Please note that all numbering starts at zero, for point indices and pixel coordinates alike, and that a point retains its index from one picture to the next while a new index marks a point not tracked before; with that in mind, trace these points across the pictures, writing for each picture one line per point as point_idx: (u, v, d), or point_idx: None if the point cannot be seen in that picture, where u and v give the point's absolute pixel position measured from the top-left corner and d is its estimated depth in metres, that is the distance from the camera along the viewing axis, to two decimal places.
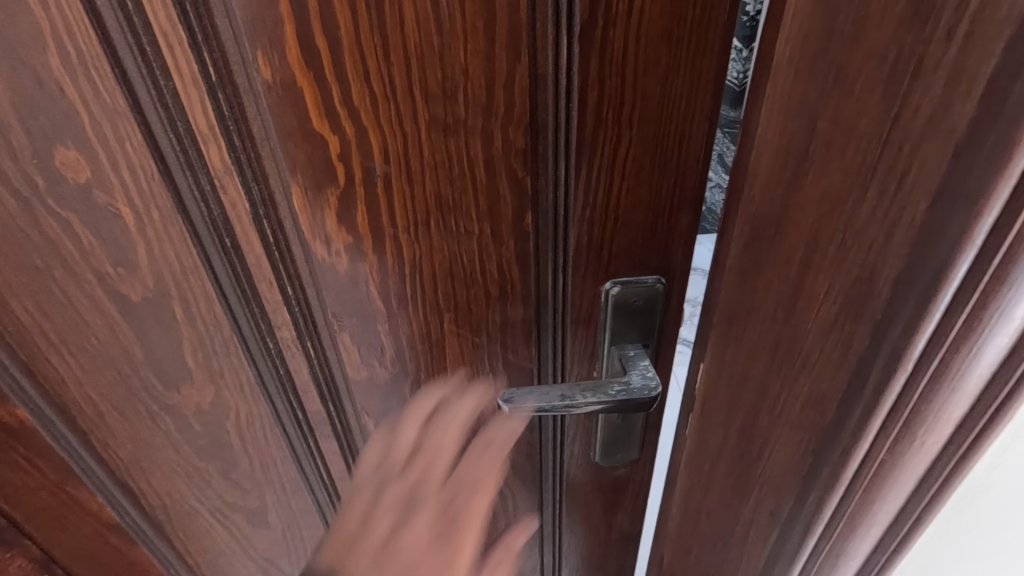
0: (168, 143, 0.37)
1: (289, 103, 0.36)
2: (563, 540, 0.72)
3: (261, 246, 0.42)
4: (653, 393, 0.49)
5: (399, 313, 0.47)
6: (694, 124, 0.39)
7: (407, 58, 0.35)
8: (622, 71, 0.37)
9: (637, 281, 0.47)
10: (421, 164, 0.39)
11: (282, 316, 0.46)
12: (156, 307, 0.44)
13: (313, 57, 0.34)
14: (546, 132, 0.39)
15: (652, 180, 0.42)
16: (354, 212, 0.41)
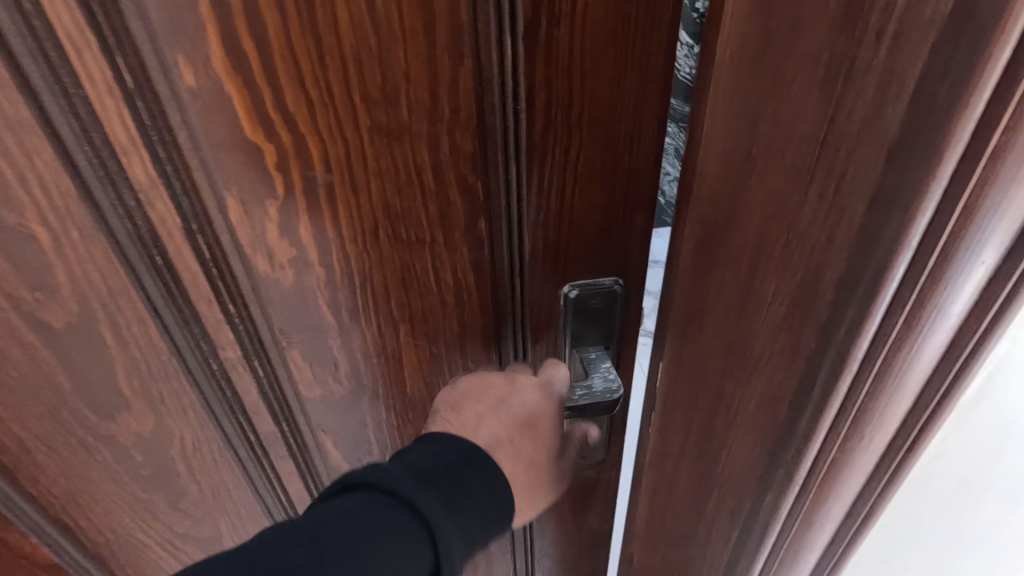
0: (83, 156, 0.34)
1: (217, 111, 0.34)
2: (534, 543, 0.72)
3: (196, 262, 0.39)
4: (614, 397, 0.49)
5: (351, 327, 0.45)
6: (643, 125, 0.39)
7: (344, 62, 0.33)
8: (569, 72, 0.36)
9: (594, 283, 0.46)
10: (366, 172, 0.37)
11: (225, 335, 0.44)
12: (82, 332, 0.41)
13: (241, 62, 0.32)
14: (495, 137, 0.38)
15: (605, 182, 0.41)
16: (297, 224, 0.39)
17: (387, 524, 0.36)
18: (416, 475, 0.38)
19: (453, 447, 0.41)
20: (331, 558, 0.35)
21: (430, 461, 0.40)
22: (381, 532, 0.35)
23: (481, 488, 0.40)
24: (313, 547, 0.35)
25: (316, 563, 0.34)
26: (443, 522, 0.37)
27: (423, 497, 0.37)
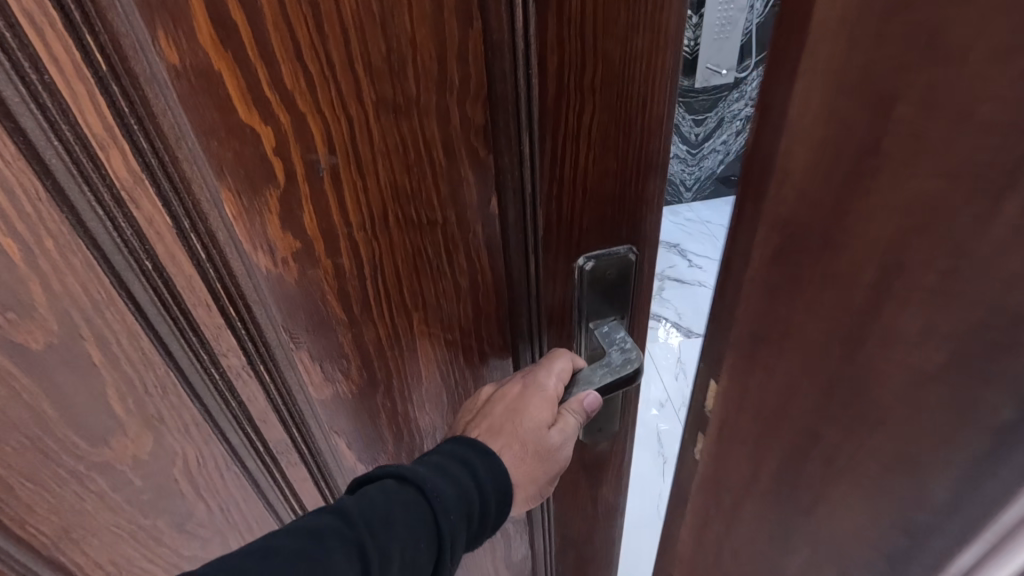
0: (53, 154, 0.29)
1: (205, 93, 0.30)
2: (551, 521, 0.72)
3: (190, 264, 0.36)
4: (636, 367, 0.47)
5: (362, 322, 0.43)
6: (655, 85, 0.38)
7: (344, 30, 0.30)
8: (582, 32, 0.34)
9: (609, 254, 0.46)
10: (373, 152, 0.35)
11: (226, 341, 0.41)
12: (66, 352, 0.37)
13: (229, 34, 0.29)
14: (508, 105, 0.36)
15: (618, 147, 0.40)
16: (300, 214, 0.36)
17: (402, 499, 0.41)
18: (439, 472, 0.43)
19: (477, 450, 0.45)
20: (358, 524, 0.39)
21: (438, 454, 0.45)
22: (396, 504, 0.41)
23: (485, 476, 0.44)
24: (342, 517, 0.40)
25: (348, 527, 0.39)
26: (450, 501, 0.42)
27: (443, 493, 0.42)
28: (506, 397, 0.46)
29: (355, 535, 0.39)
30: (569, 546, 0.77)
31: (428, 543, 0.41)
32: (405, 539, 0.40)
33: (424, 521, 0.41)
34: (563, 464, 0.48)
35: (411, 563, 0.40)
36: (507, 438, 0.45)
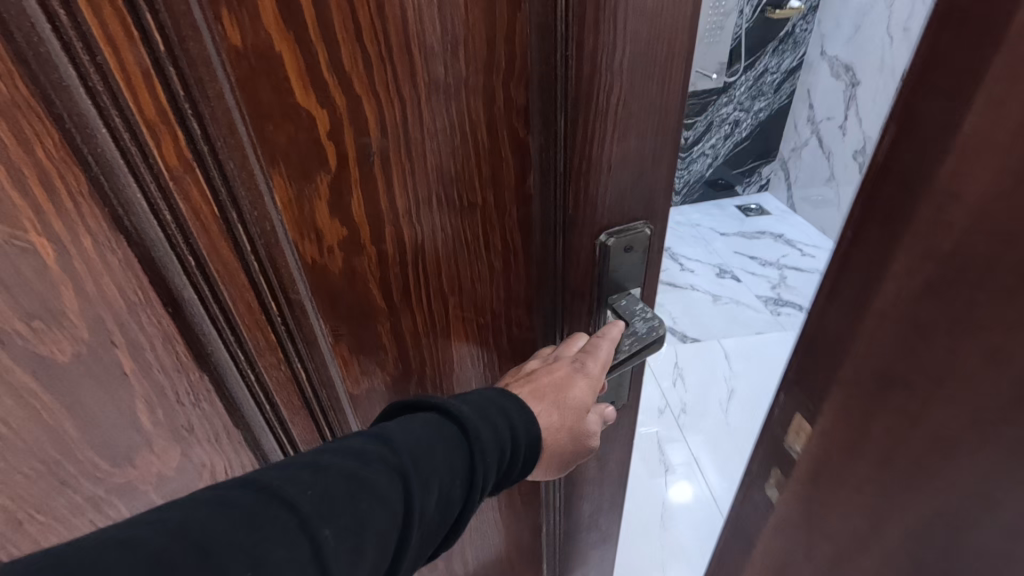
0: (105, 144, 0.28)
1: (264, 77, 0.30)
2: (561, 503, 0.71)
3: (234, 257, 0.35)
4: (661, 335, 0.47)
5: (401, 309, 0.43)
6: (678, 68, 0.38)
7: (404, 10, 0.30)
8: (615, 13, 0.34)
9: (626, 228, 0.44)
10: (423, 135, 0.35)
11: (263, 337, 0.40)
12: (95, 364, 0.33)
13: (293, 16, 0.28)
14: (548, 87, 0.36)
15: (641, 127, 0.40)
16: (349, 200, 0.36)
17: (445, 437, 0.35)
18: (477, 410, 0.38)
19: (510, 395, 0.40)
20: (402, 452, 0.33)
21: (479, 396, 0.39)
22: (439, 441, 0.35)
23: (521, 430, 0.39)
24: (384, 444, 0.33)
25: (392, 454, 0.33)
26: (489, 445, 0.37)
27: (482, 434, 0.36)
28: (554, 375, 0.44)
29: (400, 463, 0.33)
30: (576, 529, 0.77)
31: (461, 492, 0.35)
32: (442, 477, 0.34)
33: (460, 463, 0.35)
34: (586, 451, 0.46)
35: (439, 512, 0.34)
36: (547, 407, 0.42)
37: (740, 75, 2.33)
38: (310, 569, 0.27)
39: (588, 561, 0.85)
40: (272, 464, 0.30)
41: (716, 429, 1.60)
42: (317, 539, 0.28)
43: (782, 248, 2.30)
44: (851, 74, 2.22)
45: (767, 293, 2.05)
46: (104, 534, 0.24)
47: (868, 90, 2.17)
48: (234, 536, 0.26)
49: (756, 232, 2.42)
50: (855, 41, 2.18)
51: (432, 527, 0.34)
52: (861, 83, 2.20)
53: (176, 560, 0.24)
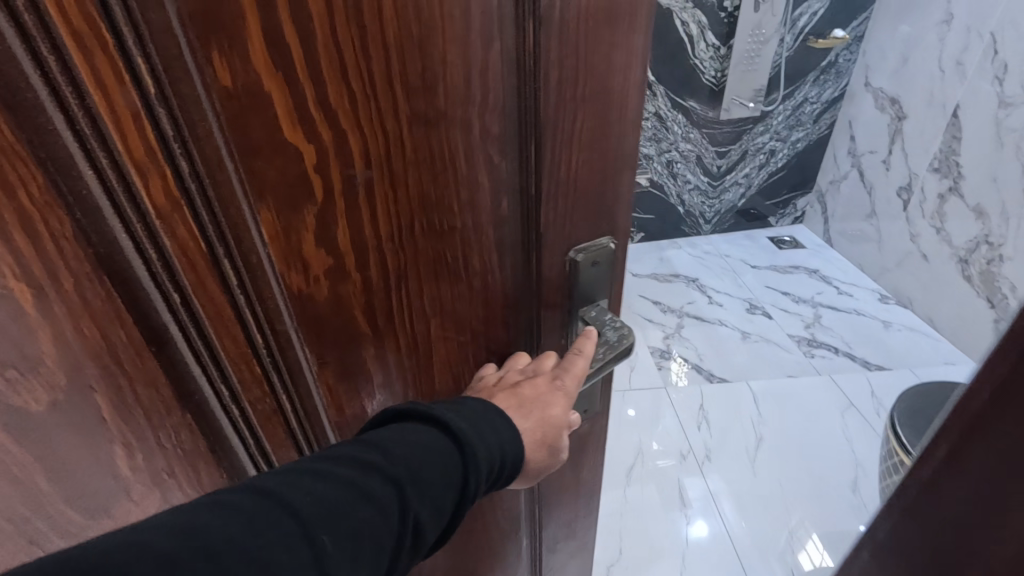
0: (92, 185, 0.28)
1: (253, 114, 0.30)
2: (544, 520, 0.70)
3: (220, 291, 0.35)
4: (630, 342, 0.50)
5: (384, 333, 0.43)
6: (627, 96, 0.42)
7: (387, 48, 0.31)
8: (576, 50, 0.37)
9: (594, 243, 0.48)
10: (404, 165, 0.36)
11: (246, 370, 0.39)
12: (71, 409, 0.31)
13: (282, 56, 0.29)
14: (523, 115, 0.38)
15: (599, 151, 0.43)
16: (334, 231, 0.36)
17: (438, 450, 0.36)
18: (471, 424, 0.38)
19: (500, 410, 0.40)
20: (397, 462, 0.34)
21: (473, 407, 0.40)
22: (433, 453, 0.35)
23: (511, 449, 0.39)
24: (379, 453, 0.34)
25: (386, 464, 0.34)
26: (482, 460, 0.37)
27: (476, 449, 0.37)
28: (538, 389, 0.45)
29: (396, 474, 0.33)
30: (556, 543, 0.76)
31: (454, 504, 0.36)
32: (436, 488, 0.35)
33: (454, 476, 0.36)
34: (561, 462, 0.47)
35: (434, 524, 0.35)
36: (533, 423, 0.43)
37: (778, 105, 2.35)
38: (309, 571, 0.28)
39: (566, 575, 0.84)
40: (271, 473, 0.31)
41: (746, 480, 1.57)
42: (315, 544, 0.29)
43: (817, 285, 2.36)
44: (896, 108, 2.20)
45: (800, 333, 2.09)
46: (113, 537, 0.25)
47: (914, 125, 2.12)
48: (237, 540, 0.27)
49: (789, 265, 2.50)
50: (902, 77, 2.16)
51: (428, 540, 0.35)
52: (909, 117, 2.14)
53: (185, 560, 0.25)
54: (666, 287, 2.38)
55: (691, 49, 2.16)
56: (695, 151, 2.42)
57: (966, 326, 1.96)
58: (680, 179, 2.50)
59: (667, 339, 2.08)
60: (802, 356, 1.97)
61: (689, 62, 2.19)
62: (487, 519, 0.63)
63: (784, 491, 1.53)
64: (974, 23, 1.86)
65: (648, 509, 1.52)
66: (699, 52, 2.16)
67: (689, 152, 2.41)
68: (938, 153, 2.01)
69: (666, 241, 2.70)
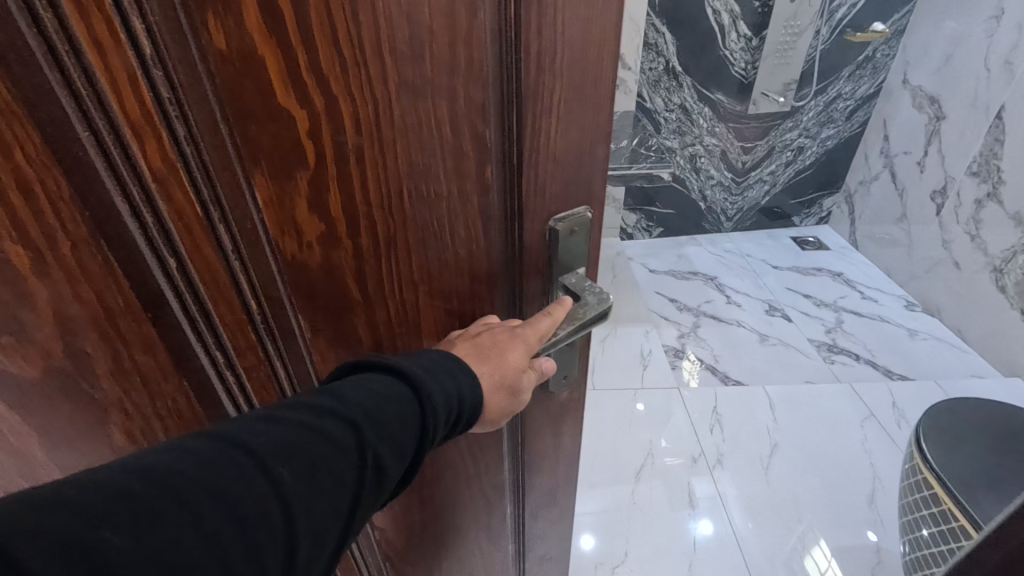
0: (86, 149, 0.28)
1: (246, 79, 0.31)
2: (529, 490, 0.71)
3: (216, 256, 0.36)
4: (610, 308, 0.50)
5: (375, 299, 0.44)
6: (604, 67, 0.42)
7: (376, 16, 0.32)
8: (555, 17, 0.37)
9: (570, 212, 0.48)
10: (392, 132, 0.37)
11: (245, 338, 0.41)
12: (68, 372, 0.33)
13: (275, 21, 0.30)
14: (506, 84, 0.38)
15: (580, 122, 0.43)
16: (326, 196, 0.38)
17: (395, 395, 0.37)
18: (427, 371, 0.40)
19: (456, 361, 0.42)
20: (353, 405, 0.35)
21: (430, 360, 0.41)
22: (389, 398, 0.37)
23: (467, 395, 0.41)
24: (335, 398, 0.35)
25: (342, 407, 0.35)
26: (437, 403, 0.39)
27: (430, 393, 0.39)
28: (496, 337, 0.45)
29: (351, 416, 0.35)
30: (538, 510, 0.75)
31: (414, 444, 0.38)
32: (394, 429, 0.36)
33: (409, 416, 0.37)
34: (521, 405, 0.47)
35: (395, 462, 0.36)
36: (491, 368, 0.44)
37: (810, 100, 2.28)
38: (269, 499, 0.30)
39: (548, 541, 0.83)
40: (230, 420, 0.33)
41: (756, 484, 1.54)
42: (273, 475, 0.31)
43: (842, 290, 2.29)
44: (935, 108, 2.11)
45: (820, 336, 2.04)
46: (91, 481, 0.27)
47: (953, 126, 2.02)
48: (195, 475, 0.28)
49: (814, 268, 2.44)
50: (943, 73, 2.07)
51: (391, 476, 0.36)
52: (948, 117, 2.04)
53: (140, 495, 0.27)
54: (683, 283, 2.35)
55: (722, 38, 2.09)
56: (721, 146, 2.36)
57: (997, 337, 1.88)
58: (704, 174, 2.45)
59: (682, 338, 2.05)
60: (822, 363, 1.92)
61: (718, 52, 2.12)
62: (473, 488, 0.64)
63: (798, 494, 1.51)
64: None
65: (654, 511, 1.49)
66: (730, 41, 2.10)
67: (714, 146, 2.36)
68: (978, 157, 1.92)
69: (686, 236, 2.65)
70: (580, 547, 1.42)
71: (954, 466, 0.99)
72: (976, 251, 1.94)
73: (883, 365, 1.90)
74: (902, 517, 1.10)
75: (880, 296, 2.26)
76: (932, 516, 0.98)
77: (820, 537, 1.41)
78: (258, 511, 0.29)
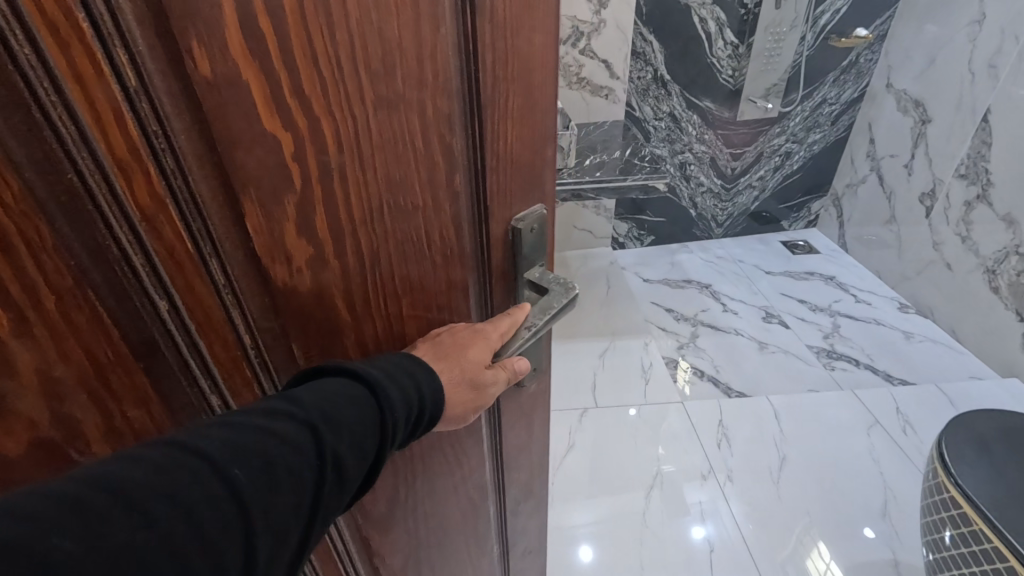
0: (64, 188, 0.27)
1: (233, 105, 0.30)
2: (512, 491, 0.72)
3: (206, 290, 0.35)
4: (574, 292, 0.52)
5: (363, 317, 0.43)
6: (545, 74, 0.44)
7: (351, 36, 0.31)
8: (501, 29, 0.38)
9: (527, 211, 0.49)
10: (371, 147, 0.36)
11: (239, 376, 0.40)
12: (55, 433, 0.31)
13: (258, 44, 0.29)
14: (469, 94, 0.39)
15: (527, 125, 0.45)
16: (313, 218, 0.36)
17: (353, 397, 0.38)
18: (386, 371, 0.40)
19: (415, 361, 0.43)
20: (310, 408, 0.36)
21: (389, 360, 0.42)
22: (346, 399, 0.37)
23: (428, 394, 0.42)
24: (292, 402, 0.35)
25: (299, 410, 0.35)
26: (397, 403, 0.40)
27: (390, 392, 0.39)
28: (458, 338, 0.46)
29: (308, 418, 0.35)
30: (519, 505, 0.76)
31: (374, 444, 0.38)
32: (353, 429, 0.37)
33: (368, 416, 0.38)
34: (489, 400, 0.49)
35: (355, 462, 0.37)
36: (450, 364, 0.45)
37: (797, 105, 2.31)
38: (223, 501, 0.30)
39: (529, 535, 0.84)
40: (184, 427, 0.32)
41: (767, 496, 1.52)
42: (228, 479, 0.31)
43: (836, 294, 2.31)
44: (919, 112, 2.13)
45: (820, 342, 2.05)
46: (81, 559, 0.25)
47: (940, 130, 2.04)
48: (151, 483, 0.28)
49: (806, 272, 2.45)
50: (925, 77, 2.10)
51: (351, 475, 0.37)
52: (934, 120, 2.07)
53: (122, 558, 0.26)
54: (676, 291, 2.36)
55: (710, 47, 2.11)
56: (710, 152, 2.38)
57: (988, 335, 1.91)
58: (693, 181, 2.46)
59: (681, 348, 2.05)
60: (823, 369, 1.92)
61: (706, 59, 2.14)
62: (466, 500, 0.64)
63: (812, 506, 1.49)
64: (1008, 26, 1.77)
65: (653, 519, 1.48)
66: (717, 49, 2.12)
67: (704, 153, 2.37)
68: (966, 160, 1.94)
69: (676, 244, 2.66)
70: (580, 559, 1.40)
71: (979, 484, 0.99)
72: (966, 252, 1.96)
73: (884, 370, 1.91)
74: (925, 537, 1.08)
75: (873, 298, 2.28)
76: (960, 535, 0.97)
77: (819, 540, 1.42)
78: (213, 513, 0.30)
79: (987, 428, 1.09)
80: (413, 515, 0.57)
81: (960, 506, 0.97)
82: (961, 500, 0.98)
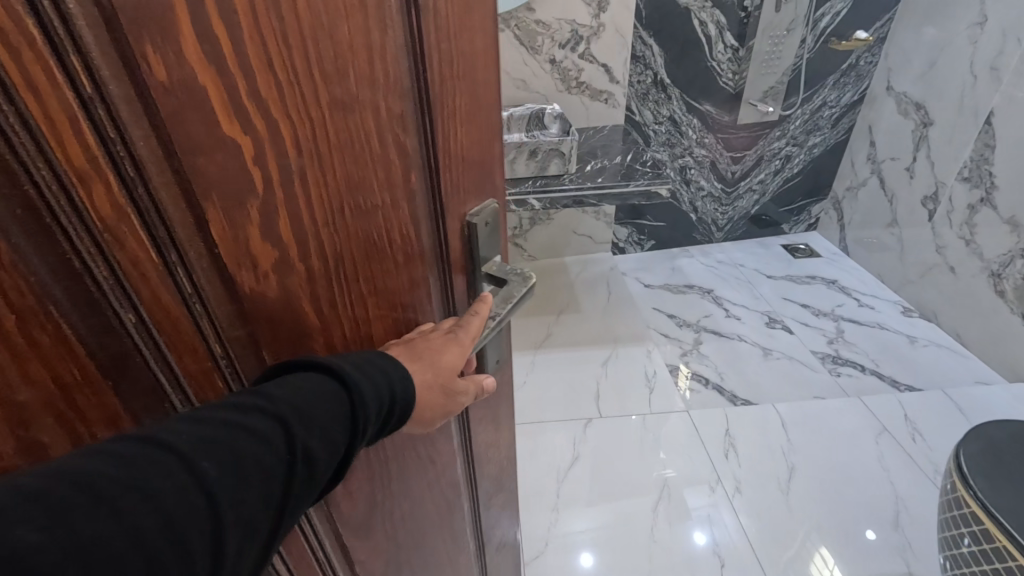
0: (21, 202, 0.26)
1: (192, 110, 0.30)
2: (485, 486, 0.72)
3: (173, 299, 0.34)
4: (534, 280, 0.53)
5: (331, 320, 0.43)
6: (488, 72, 0.45)
7: (304, 39, 0.31)
8: (446, 31, 0.39)
9: (480, 206, 0.50)
10: (329, 149, 0.36)
11: (209, 388, 0.39)
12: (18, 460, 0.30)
13: (212, 47, 0.28)
14: (420, 94, 0.39)
15: (476, 123, 0.46)
16: (276, 221, 0.36)
17: (324, 390, 0.37)
18: (356, 365, 0.40)
19: (386, 358, 0.42)
20: (280, 402, 0.35)
21: (360, 356, 0.41)
22: (316, 393, 0.37)
23: (400, 390, 0.41)
24: (261, 396, 0.35)
25: (269, 404, 0.34)
26: (368, 398, 0.39)
27: (361, 386, 0.39)
28: (433, 344, 0.46)
29: (278, 411, 0.34)
30: (492, 499, 0.76)
31: (345, 439, 0.37)
32: (323, 423, 0.36)
33: (339, 411, 0.37)
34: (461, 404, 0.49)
35: (327, 456, 0.36)
36: (423, 367, 0.44)
37: (797, 109, 2.29)
38: (192, 493, 0.29)
39: (502, 529, 0.84)
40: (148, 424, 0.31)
41: (775, 504, 1.50)
42: (196, 471, 0.30)
43: (837, 298, 2.28)
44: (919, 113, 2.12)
45: (824, 346, 2.03)
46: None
47: (942, 132, 2.02)
48: (118, 475, 0.27)
49: (807, 276, 2.43)
50: (925, 79, 2.08)
51: (321, 471, 0.36)
52: (935, 122, 2.05)
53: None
54: (676, 296, 2.35)
55: (710, 52, 2.10)
56: (710, 157, 2.36)
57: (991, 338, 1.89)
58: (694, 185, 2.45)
59: (686, 356, 2.03)
60: (828, 376, 1.90)
61: (705, 63, 2.13)
62: (443, 500, 0.63)
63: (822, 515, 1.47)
64: (1009, 28, 1.75)
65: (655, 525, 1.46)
66: (716, 53, 2.11)
67: (704, 157, 2.36)
68: (970, 163, 1.92)
69: (677, 248, 2.65)
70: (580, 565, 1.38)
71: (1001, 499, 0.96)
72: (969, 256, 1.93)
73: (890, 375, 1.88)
74: (945, 552, 1.05)
75: (875, 301, 2.26)
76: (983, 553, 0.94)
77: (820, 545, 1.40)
78: (182, 506, 0.28)
79: (1000, 438, 1.06)
80: (392, 519, 0.57)
81: (982, 523, 0.94)
82: (982, 516, 0.94)
